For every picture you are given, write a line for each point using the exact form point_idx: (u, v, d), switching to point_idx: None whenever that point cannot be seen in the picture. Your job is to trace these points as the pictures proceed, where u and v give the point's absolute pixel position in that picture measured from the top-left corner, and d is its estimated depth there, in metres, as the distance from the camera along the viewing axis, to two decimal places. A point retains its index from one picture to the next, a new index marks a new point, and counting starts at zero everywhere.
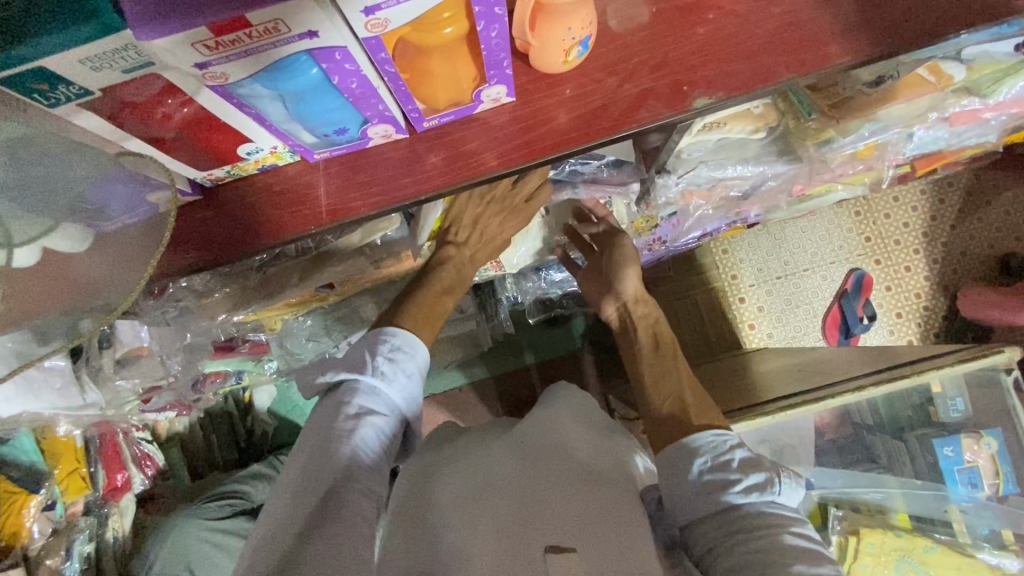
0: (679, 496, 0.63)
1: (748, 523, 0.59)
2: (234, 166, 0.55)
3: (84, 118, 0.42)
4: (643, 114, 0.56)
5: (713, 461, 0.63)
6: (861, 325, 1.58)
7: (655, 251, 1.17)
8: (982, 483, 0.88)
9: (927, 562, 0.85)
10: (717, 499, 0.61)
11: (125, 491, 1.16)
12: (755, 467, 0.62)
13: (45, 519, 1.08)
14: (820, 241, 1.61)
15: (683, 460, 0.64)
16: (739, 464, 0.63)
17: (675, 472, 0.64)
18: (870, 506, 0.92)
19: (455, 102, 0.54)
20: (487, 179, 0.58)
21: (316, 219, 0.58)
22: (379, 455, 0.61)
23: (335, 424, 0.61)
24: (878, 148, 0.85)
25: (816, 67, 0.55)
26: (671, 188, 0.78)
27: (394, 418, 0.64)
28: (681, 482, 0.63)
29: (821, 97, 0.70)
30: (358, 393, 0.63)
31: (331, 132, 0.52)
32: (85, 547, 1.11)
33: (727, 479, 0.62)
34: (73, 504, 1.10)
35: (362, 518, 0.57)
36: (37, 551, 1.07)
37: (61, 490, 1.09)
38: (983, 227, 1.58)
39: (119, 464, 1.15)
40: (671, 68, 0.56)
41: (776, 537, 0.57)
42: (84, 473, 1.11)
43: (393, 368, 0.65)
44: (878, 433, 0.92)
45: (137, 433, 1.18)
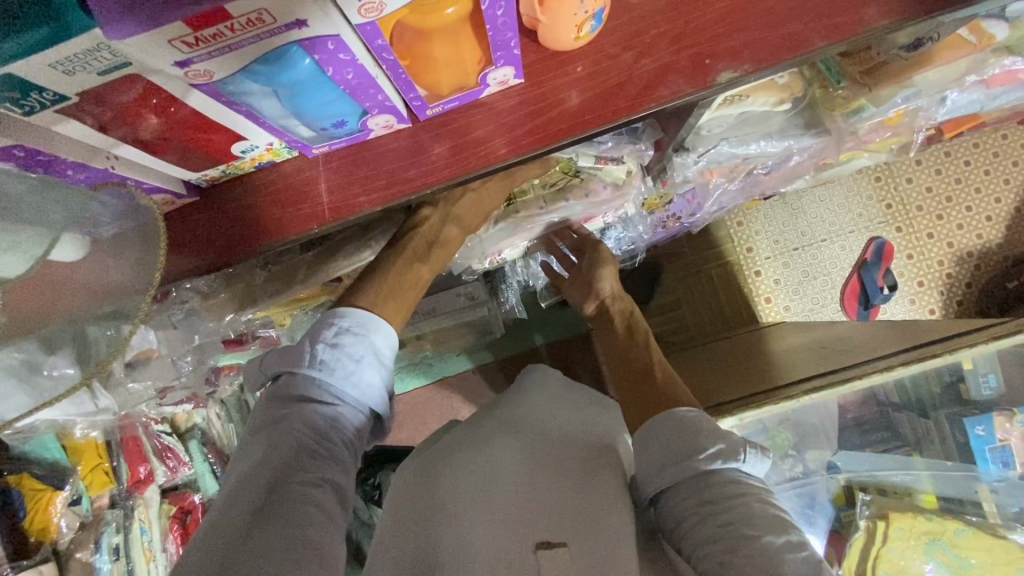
0: (646, 465, 0.61)
1: (719, 491, 0.57)
2: (230, 165, 0.52)
3: (64, 126, 0.39)
4: (663, 91, 0.52)
5: (680, 431, 0.62)
6: (880, 296, 1.53)
7: (669, 228, 1.13)
8: (1016, 462, 0.85)
9: (959, 546, 0.82)
10: (684, 468, 0.59)
11: (149, 483, 1.16)
12: (719, 437, 0.61)
13: (72, 513, 1.05)
14: (837, 209, 1.56)
15: (650, 432, 0.63)
16: (706, 432, 0.61)
17: (644, 446, 0.63)
18: (897, 489, 0.90)
19: (459, 86, 0.50)
20: (495, 169, 0.54)
21: (319, 218, 0.55)
22: (331, 440, 0.59)
23: (277, 416, 0.60)
24: (907, 115, 0.80)
25: (851, 33, 0.50)
26: (690, 166, 0.76)
27: (342, 403, 0.61)
28: (650, 451, 0.62)
29: (851, 63, 0.64)
30: (301, 383, 0.61)
31: (329, 125, 0.49)
32: (113, 539, 1.10)
33: (695, 447, 0.60)
34: (99, 497, 1.10)
35: (314, 506, 0.55)
36: (67, 545, 1.07)
37: (85, 484, 1.08)
38: (1009, 188, 1.53)
39: (141, 457, 1.14)
40: (692, 40, 0.52)
41: (746, 504, 0.56)
42: (107, 468, 1.11)
43: (336, 354, 0.61)
44: (906, 411, 0.90)
45: (157, 426, 1.18)
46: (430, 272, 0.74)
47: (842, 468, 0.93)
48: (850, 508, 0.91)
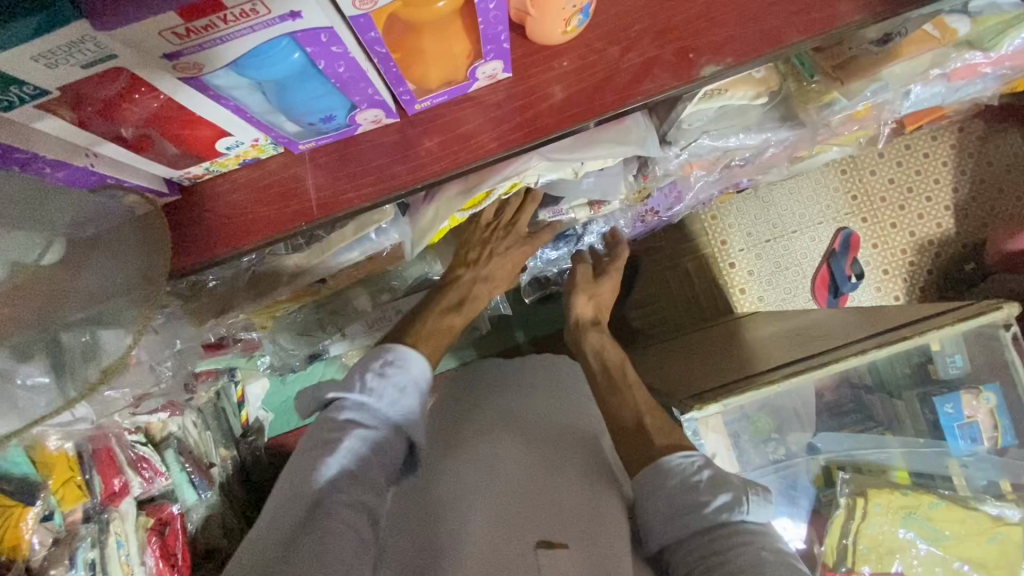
0: (653, 515, 0.60)
1: (723, 543, 0.55)
2: (214, 162, 0.51)
3: (42, 122, 0.38)
4: (649, 85, 0.53)
5: (681, 483, 0.60)
6: (849, 284, 1.60)
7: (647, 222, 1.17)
8: (982, 436, 0.90)
9: (933, 519, 0.87)
10: (687, 522, 0.58)
11: (124, 495, 1.11)
12: (721, 487, 0.58)
13: (44, 530, 0.98)
14: (807, 202, 1.62)
15: (655, 481, 0.61)
16: (708, 484, 0.59)
17: (651, 494, 0.61)
18: (872, 467, 0.95)
19: (448, 80, 0.50)
20: (486, 163, 0.54)
21: (307, 214, 0.55)
22: (373, 463, 0.58)
23: (324, 440, 0.59)
24: (874, 109, 0.83)
25: (826, 29, 0.52)
26: (671, 159, 0.76)
27: (383, 430, 0.60)
28: (655, 500, 0.60)
29: (823, 58, 0.67)
30: (347, 408, 0.60)
31: (317, 120, 0.49)
32: (90, 554, 1.02)
33: (698, 499, 0.58)
34: (71, 512, 1.02)
35: (348, 533, 0.54)
36: (40, 563, 0.97)
37: (57, 499, 1.01)
38: (965, 179, 1.61)
39: (115, 469, 1.09)
40: (675, 35, 0.53)
41: (752, 553, 0.54)
42: (80, 481, 1.03)
43: (383, 383, 0.61)
44: (877, 393, 0.95)
45: (130, 436, 1.14)
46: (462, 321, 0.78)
47: (822, 450, 0.97)
48: (828, 489, 0.96)
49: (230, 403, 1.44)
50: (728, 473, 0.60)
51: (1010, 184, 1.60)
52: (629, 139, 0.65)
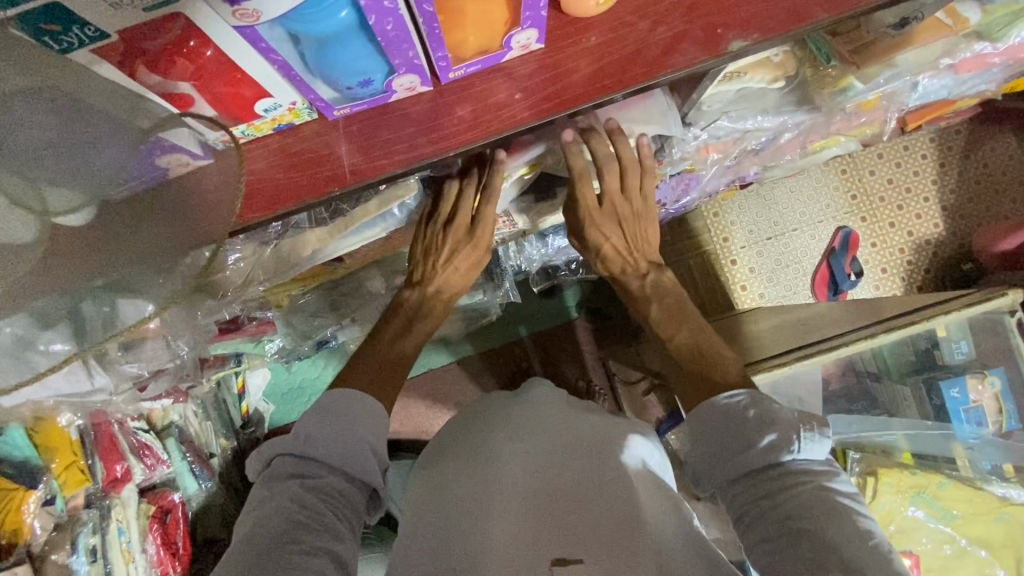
0: (702, 458, 0.65)
1: (772, 483, 0.60)
2: (250, 124, 0.52)
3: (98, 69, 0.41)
4: (678, 58, 0.54)
5: (730, 424, 0.63)
6: (848, 283, 1.62)
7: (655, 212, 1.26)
8: (987, 420, 0.93)
9: (940, 497, 0.91)
10: (737, 463, 0.61)
11: (126, 482, 1.10)
12: (771, 426, 0.61)
13: (46, 514, 0.99)
14: (809, 199, 1.65)
15: (704, 425, 0.65)
16: (755, 424, 0.62)
17: (700, 434, 0.65)
18: (879, 449, 0.97)
19: (483, 48, 0.51)
20: (517, 132, 0.55)
21: (340, 180, 0.55)
22: (323, 512, 0.59)
23: (270, 496, 0.60)
24: (884, 99, 0.86)
25: (850, 8, 0.54)
26: (690, 141, 0.77)
27: (330, 476, 0.62)
28: (705, 443, 0.65)
29: (840, 42, 0.69)
30: (291, 462, 0.63)
31: (355, 84, 0.49)
32: (90, 540, 1.03)
33: (748, 440, 0.61)
34: (73, 497, 1.03)
35: (310, 572, 0.55)
36: (42, 547, 1.00)
37: (59, 484, 1.01)
38: (963, 179, 1.64)
39: (116, 455, 1.09)
40: (704, 10, 0.54)
41: (801, 494, 0.58)
42: (82, 465, 1.04)
43: (323, 429, 0.63)
44: (883, 380, 0.96)
45: (132, 423, 1.14)
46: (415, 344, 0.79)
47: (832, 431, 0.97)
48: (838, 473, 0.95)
49: (231, 396, 1.39)
50: (775, 413, 0.62)
51: (1006, 185, 1.63)
52: (650, 118, 0.70)
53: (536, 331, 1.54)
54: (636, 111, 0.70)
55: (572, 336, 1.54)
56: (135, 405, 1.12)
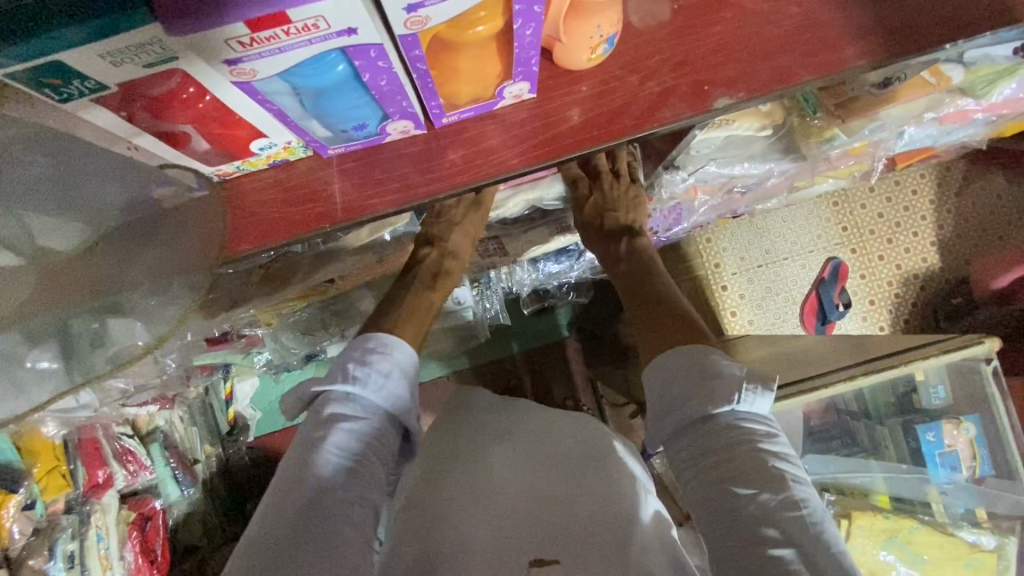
0: (658, 411, 0.64)
1: (720, 445, 0.59)
2: (244, 161, 0.53)
3: (91, 112, 0.41)
4: (666, 113, 0.56)
5: (685, 374, 0.62)
6: (836, 313, 1.64)
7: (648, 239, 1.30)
8: (961, 465, 0.94)
9: (913, 542, 0.94)
10: (689, 420, 0.61)
11: (107, 488, 1.09)
12: (722, 380, 0.60)
13: (25, 519, 0.95)
14: (799, 230, 1.68)
15: (663, 376, 0.64)
16: (709, 378, 0.61)
17: (659, 387, 0.64)
18: (856, 490, 0.99)
19: (476, 98, 0.52)
20: (507, 177, 0.57)
21: (332, 217, 0.56)
22: (366, 458, 0.60)
23: (311, 436, 0.60)
24: (871, 145, 0.88)
25: (832, 72, 0.56)
26: (679, 183, 0.80)
27: (373, 420, 0.62)
28: (662, 396, 0.63)
29: (827, 96, 0.70)
30: (333, 401, 0.62)
31: (349, 127, 0.51)
32: (68, 546, 0.99)
33: (699, 401, 0.60)
34: (54, 501, 1.01)
35: (353, 521, 0.56)
36: (19, 552, 0.95)
37: (40, 488, 0.99)
38: (953, 217, 1.67)
39: (100, 461, 1.08)
40: (692, 68, 0.56)
41: (737, 456, 0.57)
42: (64, 470, 1.02)
43: (367, 374, 0.63)
44: (863, 419, 0.98)
45: (117, 429, 1.14)
46: (440, 299, 0.79)
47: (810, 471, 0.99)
48: None
49: (217, 400, 1.43)
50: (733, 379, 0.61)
51: (994, 223, 1.66)
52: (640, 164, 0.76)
53: (530, 346, 1.54)
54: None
55: (561, 355, 1.54)
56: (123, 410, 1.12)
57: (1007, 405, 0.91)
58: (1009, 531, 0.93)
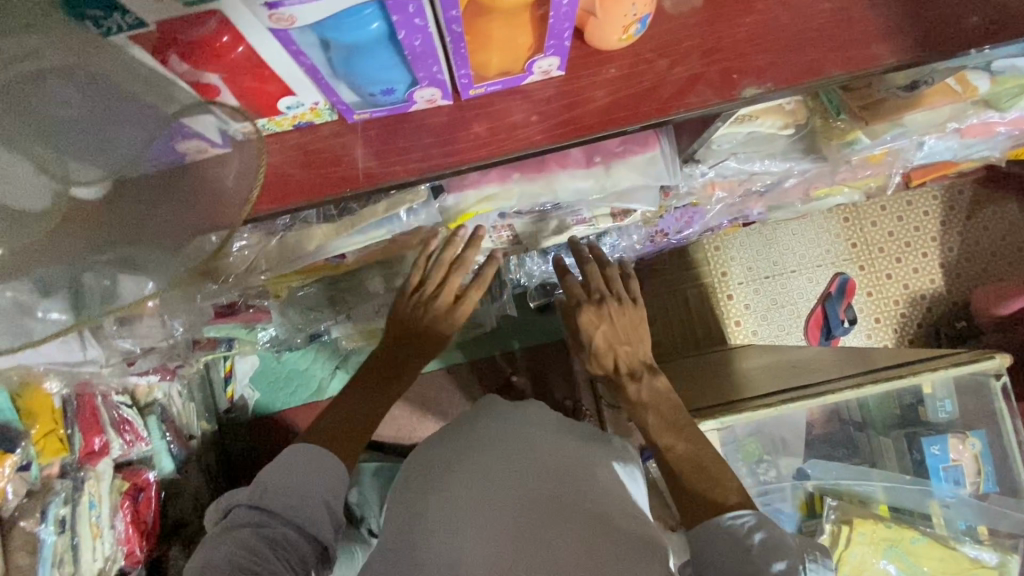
0: (711, 574, 0.60)
1: None
2: (271, 119, 0.54)
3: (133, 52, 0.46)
4: (693, 98, 0.55)
5: (731, 547, 0.60)
6: (842, 328, 1.65)
7: (657, 242, 1.33)
8: (965, 480, 0.93)
9: (913, 553, 0.90)
10: None
11: (102, 455, 1.09)
12: (778, 552, 0.59)
13: (20, 480, 0.97)
14: (809, 243, 1.69)
15: (707, 541, 0.62)
16: (760, 552, 0.59)
17: (699, 552, 0.62)
18: (857, 498, 0.96)
19: (505, 70, 0.52)
20: (530, 153, 0.57)
21: (352, 182, 0.56)
22: (269, 560, 0.59)
23: (221, 538, 0.60)
24: (889, 154, 0.88)
25: (863, 67, 0.56)
26: (698, 177, 0.80)
27: (282, 525, 0.62)
28: (714, 557, 0.61)
29: (852, 97, 0.69)
30: (245, 507, 0.63)
31: (377, 92, 0.51)
32: (60, 510, 0.98)
33: (752, 561, 0.58)
34: (49, 466, 1.01)
35: None
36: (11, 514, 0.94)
37: (36, 450, 1.00)
38: (965, 240, 1.67)
39: (98, 428, 1.08)
40: (722, 55, 0.56)
41: None
42: (60, 434, 1.03)
43: (283, 476, 0.64)
44: (866, 431, 0.97)
45: (116, 398, 1.15)
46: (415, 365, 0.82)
47: (812, 475, 0.97)
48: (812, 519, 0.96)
49: (218, 375, 1.46)
50: (780, 537, 0.61)
51: (1005, 249, 1.67)
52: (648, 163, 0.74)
53: (528, 343, 1.55)
54: (636, 160, 0.73)
55: (563, 353, 1.55)
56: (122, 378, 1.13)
57: (1016, 422, 0.90)
58: (1013, 549, 0.91)
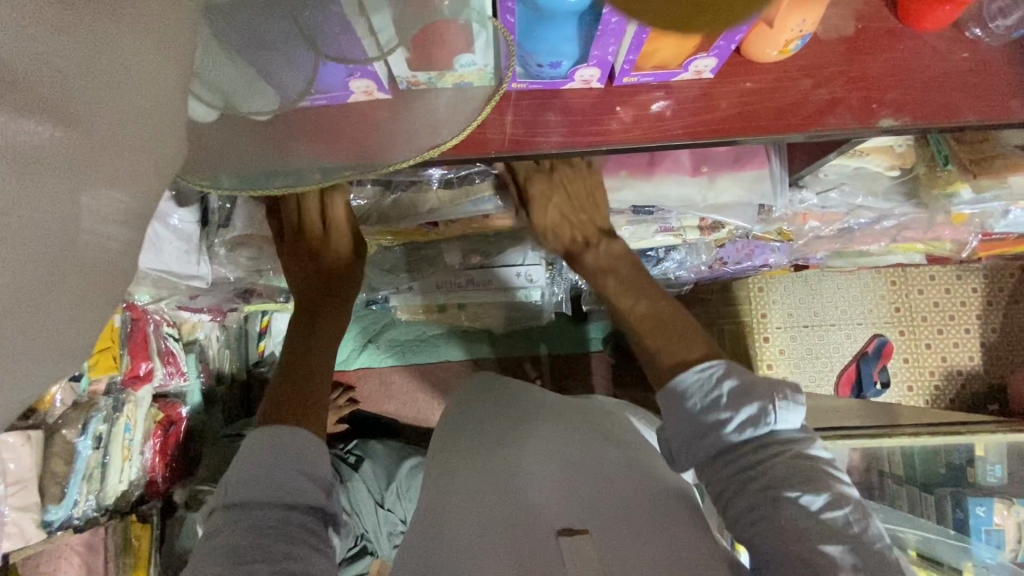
0: (676, 432, 0.65)
1: (746, 462, 0.61)
2: (440, 73, 0.53)
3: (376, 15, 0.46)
4: (831, 119, 0.58)
5: (697, 407, 0.64)
6: (873, 388, 1.75)
7: (714, 271, 1.35)
8: (1006, 546, 1.03)
9: None
10: (709, 439, 0.62)
11: (144, 382, 1.20)
12: (744, 403, 0.61)
13: (69, 390, 1.06)
14: (852, 300, 1.78)
15: (675, 404, 0.65)
16: (727, 401, 0.62)
17: (670, 416, 0.66)
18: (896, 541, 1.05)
19: (664, 64, 0.56)
20: (666, 145, 0.60)
21: (498, 144, 0.60)
22: (272, 546, 0.59)
23: (227, 540, 0.59)
24: (974, 216, 0.92)
25: (997, 117, 0.58)
26: (796, 204, 0.82)
27: (275, 507, 0.62)
28: (677, 419, 0.65)
29: (963, 149, 0.73)
30: (235, 499, 0.62)
31: (545, 63, 0.55)
32: (99, 427, 1.10)
33: (718, 420, 0.62)
34: (96, 381, 1.10)
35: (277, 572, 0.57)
36: (55, 420, 1.05)
37: (90, 365, 1.08)
38: (1007, 324, 1.79)
39: (145, 354, 1.19)
40: (863, 85, 0.59)
41: (774, 467, 0.59)
42: (116, 354, 1.11)
43: (262, 466, 0.63)
44: (886, 477, 1.06)
45: (166, 329, 1.28)
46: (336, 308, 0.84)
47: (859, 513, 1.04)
48: None
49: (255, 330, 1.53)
50: (751, 385, 0.63)
51: None
52: (750, 184, 0.77)
53: (556, 350, 1.56)
54: (750, 173, 0.76)
55: (590, 366, 1.57)
56: (175, 311, 1.26)
57: None
58: None
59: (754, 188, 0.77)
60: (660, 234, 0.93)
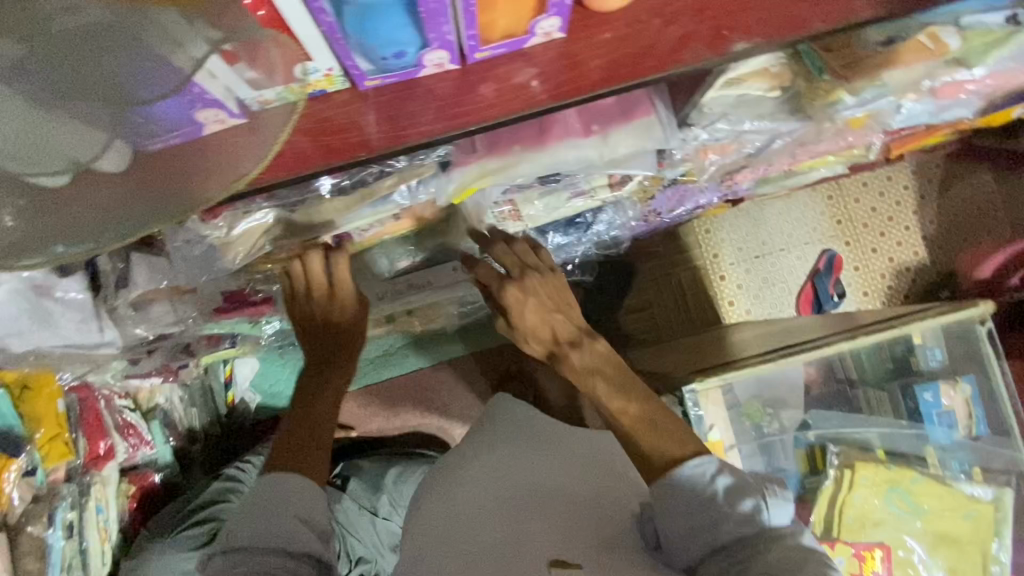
0: (680, 537, 0.63)
1: (730, 536, 0.62)
2: (289, 87, 0.53)
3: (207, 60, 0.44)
4: (687, 55, 0.59)
5: (693, 507, 0.63)
6: (832, 302, 1.80)
7: (650, 223, 1.41)
8: (957, 423, 1.10)
9: (915, 491, 1.08)
10: (711, 532, 0.62)
11: (107, 460, 1.18)
12: (728, 474, 0.64)
13: (25, 484, 1.03)
14: (795, 223, 1.83)
15: (677, 500, 0.63)
16: (724, 497, 0.62)
17: (665, 517, 0.64)
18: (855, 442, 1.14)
19: (510, 32, 0.55)
20: (536, 112, 0.59)
21: (368, 146, 0.58)
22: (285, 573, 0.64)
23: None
24: (870, 118, 0.95)
25: (843, 20, 0.59)
26: (690, 142, 0.84)
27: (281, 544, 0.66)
28: (674, 519, 0.63)
29: (834, 58, 0.73)
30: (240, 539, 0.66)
31: (388, 55, 0.53)
32: (68, 515, 1.07)
33: (721, 513, 0.62)
34: (54, 470, 1.07)
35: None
36: (17, 519, 1.02)
37: (42, 455, 1.06)
38: (942, 213, 1.85)
39: (101, 433, 1.17)
40: (711, 14, 0.59)
41: (761, 554, 0.60)
42: (65, 438, 1.09)
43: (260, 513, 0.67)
44: (845, 382, 1.11)
45: (118, 402, 1.24)
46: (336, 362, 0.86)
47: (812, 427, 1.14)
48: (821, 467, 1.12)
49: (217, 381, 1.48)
50: (741, 480, 0.64)
51: (981, 219, 1.84)
52: (642, 134, 0.77)
53: None
54: (637, 123, 0.77)
55: None
56: (123, 381, 1.23)
57: (1000, 365, 1.06)
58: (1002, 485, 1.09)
59: (646, 136, 0.77)
60: (574, 199, 0.93)
